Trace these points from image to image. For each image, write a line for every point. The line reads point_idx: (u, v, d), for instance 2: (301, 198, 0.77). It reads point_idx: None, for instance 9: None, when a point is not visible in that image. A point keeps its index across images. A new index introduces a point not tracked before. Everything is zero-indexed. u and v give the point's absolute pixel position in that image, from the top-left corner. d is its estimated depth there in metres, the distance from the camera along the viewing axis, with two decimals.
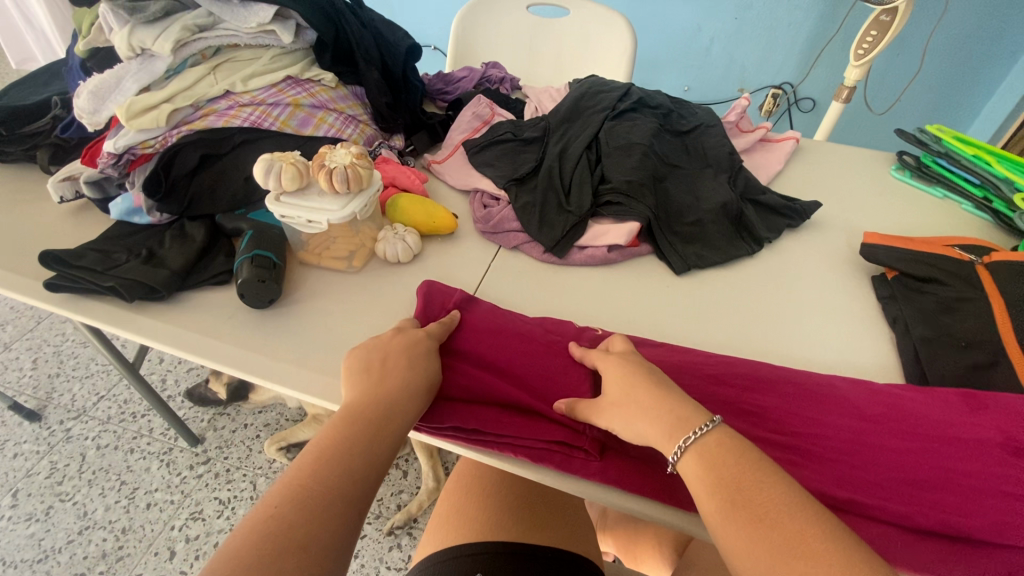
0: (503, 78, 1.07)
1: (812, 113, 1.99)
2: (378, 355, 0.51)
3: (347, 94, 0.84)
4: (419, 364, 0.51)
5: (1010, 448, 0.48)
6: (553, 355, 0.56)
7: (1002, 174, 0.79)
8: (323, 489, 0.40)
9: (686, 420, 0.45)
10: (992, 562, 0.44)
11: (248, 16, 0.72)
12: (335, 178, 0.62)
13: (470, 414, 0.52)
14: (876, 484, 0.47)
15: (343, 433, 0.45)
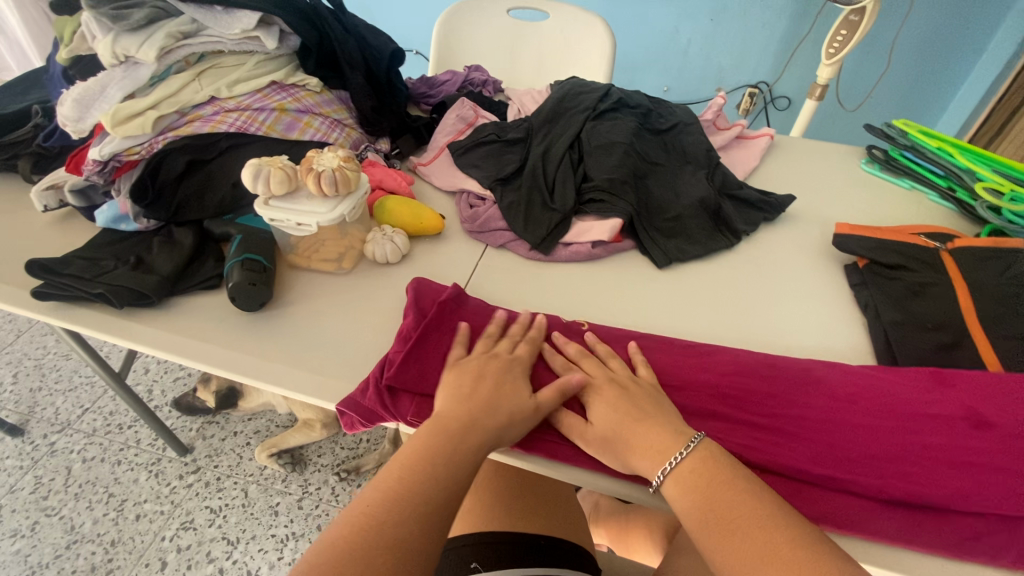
0: (486, 81, 1.09)
1: (787, 111, 2.04)
2: (473, 372, 0.52)
3: (332, 98, 0.85)
4: (510, 385, 0.51)
5: (973, 421, 0.51)
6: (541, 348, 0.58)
7: (964, 166, 0.83)
8: (410, 497, 0.41)
9: (670, 440, 0.47)
10: (957, 530, 0.47)
11: (232, 22, 0.73)
12: (323, 181, 0.63)
13: None
14: (852, 461, 0.49)
15: (440, 441, 0.46)
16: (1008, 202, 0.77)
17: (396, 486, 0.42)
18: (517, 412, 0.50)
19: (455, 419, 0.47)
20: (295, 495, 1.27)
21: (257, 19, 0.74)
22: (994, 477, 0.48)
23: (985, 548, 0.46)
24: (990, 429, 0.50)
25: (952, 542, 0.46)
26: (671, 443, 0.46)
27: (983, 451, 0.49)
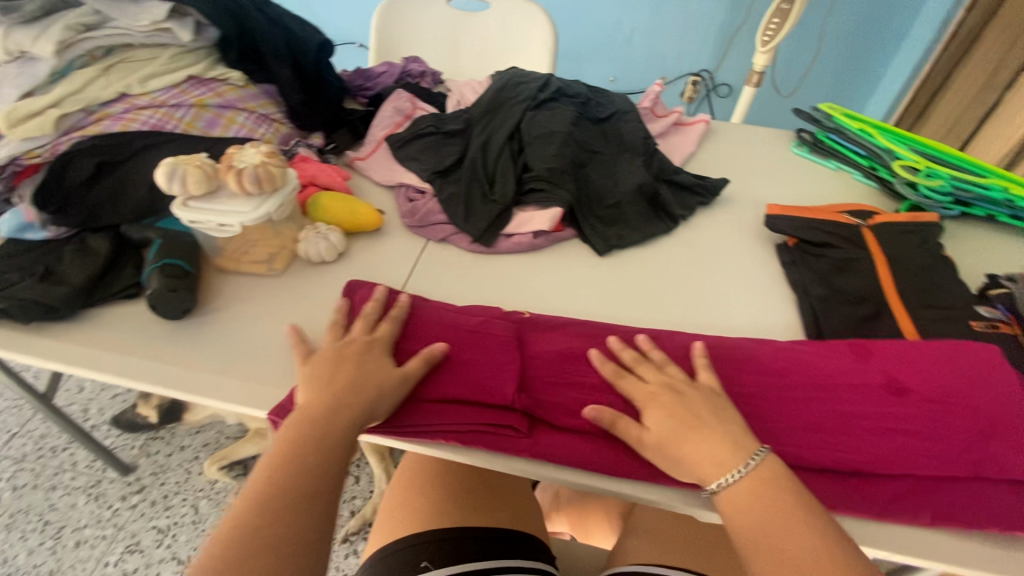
0: (425, 72, 1.06)
1: (729, 99, 2.10)
2: (331, 360, 0.51)
3: (257, 92, 0.83)
4: (370, 361, 0.51)
5: (892, 388, 0.54)
6: (481, 344, 0.56)
7: (884, 145, 0.87)
8: (280, 496, 0.42)
9: (730, 455, 0.47)
10: (879, 492, 0.49)
11: (140, 14, 0.69)
12: (244, 179, 0.61)
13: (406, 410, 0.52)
14: (781, 433, 0.51)
15: (297, 435, 0.45)
16: (923, 178, 0.81)
17: (266, 488, 0.42)
18: (384, 391, 0.50)
19: (320, 407, 0.47)
20: None
21: (167, 10, 0.71)
22: (911, 440, 0.51)
23: (907, 506, 0.49)
24: (907, 395, 0.53)
25: (877, 503, 0.49)
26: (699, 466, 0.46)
27: (902, 416, 0.52)
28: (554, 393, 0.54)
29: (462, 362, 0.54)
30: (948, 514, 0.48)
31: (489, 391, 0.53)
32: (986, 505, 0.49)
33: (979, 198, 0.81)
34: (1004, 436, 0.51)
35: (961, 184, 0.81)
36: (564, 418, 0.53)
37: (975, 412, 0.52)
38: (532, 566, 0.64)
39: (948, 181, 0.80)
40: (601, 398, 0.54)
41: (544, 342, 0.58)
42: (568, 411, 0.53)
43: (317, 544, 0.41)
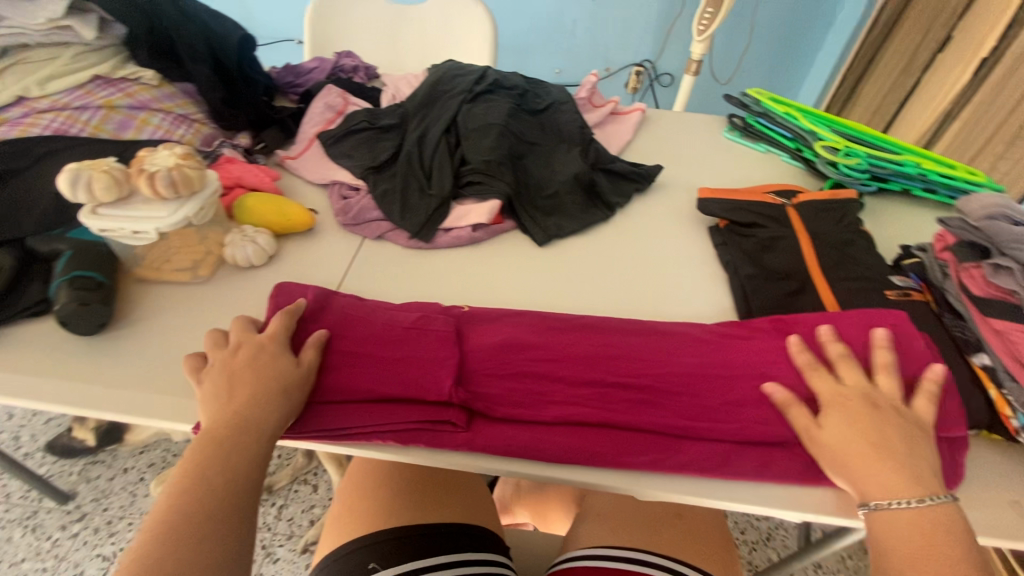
0: (357, 67, 1.04)
1: (672, 88, 2.15)
2: (226, 373, 0.49)
3: (174, 92, 0.78)
4: (271, 366, 0.49)
5: (811, 358, 0.55)
6: (414, 342, 0.55)
7: (808, 127, 0.91)
8: (185, 519, 0.40)
9: (904, 483, 0.45)
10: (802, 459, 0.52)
11: (35, 11, 0.66)
12: (158, 182, 0.57)
13: (337, 414, 0.51)
14: (712, 408, 0.53)
15: (202, 455, 0.43)
16: (843, 157, 0.85)
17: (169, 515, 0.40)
18: (286, 388, 0.49)
19: (224, 423, 0.45)
20: None
21: (65, 7, 0.67)
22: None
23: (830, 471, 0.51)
24: (827, 364, 0.55)
25: (799, 469, 0.52)
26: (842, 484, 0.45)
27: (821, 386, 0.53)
28: (495, 384, 0.54)
29: (395, 362, 0.53)
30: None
31: (425, 389, 0.52)
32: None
33: (894, 174, 0.85)
34: (924, 397, 0.52)
35: (877, 161, 0.85)
36: (501, 409, 0.53)
37: (893, 376, 0.53)
38: (482, 560, 0.63)
39: (866, 159, 0.84)
40: (540, 386, 0.54)
41: (481, 334, 0.57)
42: (507, 400, 0.53)
43: (231, 566, 0.40)
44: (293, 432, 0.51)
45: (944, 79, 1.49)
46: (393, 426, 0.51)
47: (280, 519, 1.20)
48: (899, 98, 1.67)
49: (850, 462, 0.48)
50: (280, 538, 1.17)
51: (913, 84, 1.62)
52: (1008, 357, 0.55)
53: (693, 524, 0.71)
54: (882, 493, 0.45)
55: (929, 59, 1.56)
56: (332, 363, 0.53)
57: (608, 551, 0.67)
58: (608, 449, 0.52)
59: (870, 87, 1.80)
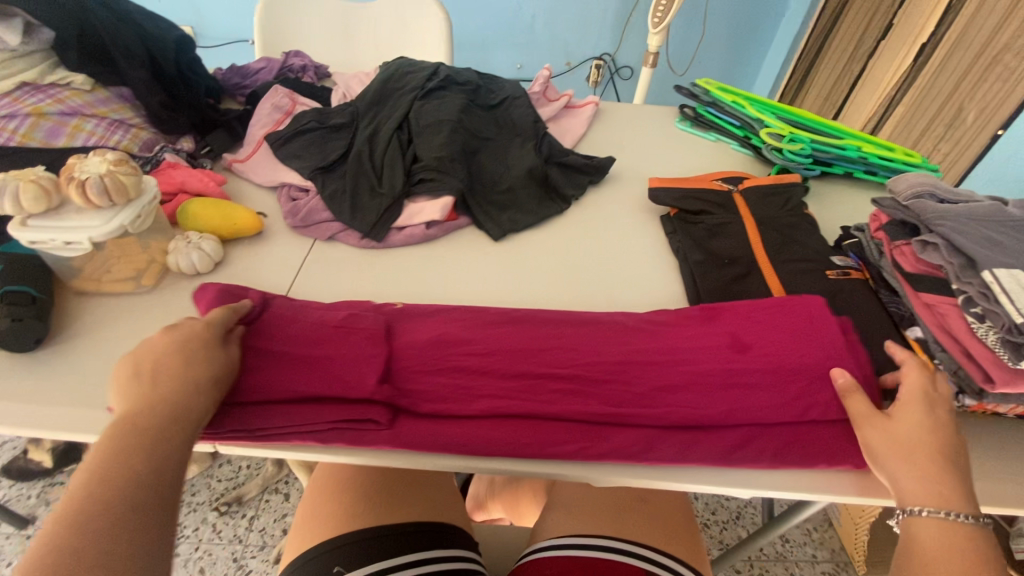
0: (306, 67, 1.02)
1: (633, 81, 2.18)
2: (151, 360, 0.45)
3: (108, 96, 0.75)
4: (204, 357, 0.46)
5: (734, 345, 0.56)
6: (339, 344, 0.54)
7: (754, 115, 0.93)
8: (105, 517, 0.36)
9: (950, 498, 0.45)
10: (750, 439, 0.53)
11: None
12: (89, 191, 0.56)
13: (257, 414, 0.50)
14: (663, 393, 0.55)
15: (121, 445, 0.40)
16: (788, 143, 0.88)
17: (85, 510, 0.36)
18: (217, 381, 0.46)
19: (149, 413, 0.42)
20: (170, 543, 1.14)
21: None
22: (753, 394, 0.54)
23: (753, 455, 0.53)
24: (750, 351, 0.55)
25: (747, 452, 0.53)
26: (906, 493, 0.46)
27: (743, 371, 0.54)
28: (420, 381, 0.54)
29: (318, 363, 0.52)
30: (784, 458, 0.53)
31: (349, 387, 0.52)
32: (821, 445, 0.53)
33: (837, 157, 0.88)
34: (844, 379, 0.54)
35: (820, 145, 0.88)
36: (427, 405, 0.54)
37: (808, 359, 0.54)
38: (447, 556, 0.63)
39: (808, 145, 0.87)
40: (467, 380, 0.54)
41: (412, 331, 0.57)
42: (435, 396, 0.54)
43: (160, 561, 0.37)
44: (211, 435, 0.49)
45: (888, 64, 1.55)
46: (321, 423, 0.51)
47: (252, 531, 1.17)
48: (847, 84, 1.73)
49: (901, 468, 0.48)
50: (252, 549, 1.14)
51: (859, 70, 1.68)
52: (936, 328, 0.57)
53: (656, 508, 0.72)
54: (928, 501, 0.45)
55: (873, 46, 1.62)
56: (255, 363, 0.51)
57: (574, 539, 0.67)
58: (561, 437, 0.53)
59: (820, 74, 1.86)
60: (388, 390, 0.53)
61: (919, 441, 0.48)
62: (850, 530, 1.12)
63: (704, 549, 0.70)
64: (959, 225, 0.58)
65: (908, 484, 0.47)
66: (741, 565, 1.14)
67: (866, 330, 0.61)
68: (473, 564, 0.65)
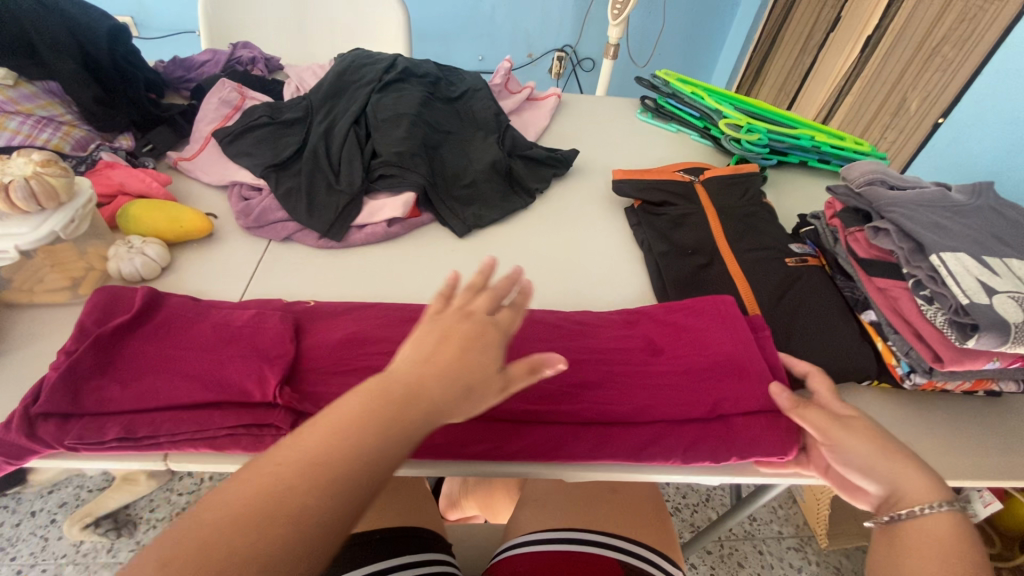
0: (256, 59, 0.97)
1: (594, 73, 2.19)
2: (436, 334, 0.37)
3: (34, 91, 0.69)
4: (477, 359, 0.36)
5: (650, 348, 0.59)
6: (240, 353, 0.53)
7: (713, 106, 0.94)
8: (273, 501, 0.29)
9: (926, 491, 0.43)
10: (715, 429, 0.54)
11: None
12: (13, 195, 0.51)
13: (149, 421, 0.49)
14: (628, 387, 0.55)
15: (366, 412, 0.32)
16: (745, 133, 0.89)
17: (264, 484, 0.29)
18: (471, 398, 0.35)
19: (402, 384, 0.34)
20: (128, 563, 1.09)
21: None
22: (655, 385, 0.55)
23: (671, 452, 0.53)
24: (661, 355, 0.58)
25: (714, 442, 0.53)
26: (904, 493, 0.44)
27: (655, 369, 0.56)
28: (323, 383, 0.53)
29: (208, 369, 0.52)
30: (697, 454, 0.53)
31: (247, 393, 0.51)
32: (726, 438, 0.53)
33: (792, 147, 0.91)
34: (747, 369, 0.55)
35: (776, 135, 0.90)
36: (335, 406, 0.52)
37: (712, 350, 0.58)
38: (419, 560, 0.62)
39: (765, 135, 0.89)
40: None
41: (325, 333, 0.57)
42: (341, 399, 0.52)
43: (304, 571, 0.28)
44: (92, 445, 0.48)
45: (838, 55, 1.61)
46: (221, 429, 0.50)
47: None
48: (800, 75, 1.78)
49: (883, 467, 0.46)
50: None
51: (811, 61, 1.73)
52: (889, 311, 0.59)
53: (626, 499, 0.73)
54: (912, 500, 0.43)
55: (823, 38, 1.68)
56: (150, 372, 0.51)
57: (548, 534, 0.67)
58: (531, 436, 0.52)
59: (774, 65, 1.91)
60: (291, 394, 0.51)
61: (879, 437, 0.48)
62: (814, 507, 1.17)
63: (674, 537, 0.71)
64: (908, 211, 0.61)
65: (899, 484, 0.45)
66: (712, 546, 1.17)
67: (824, 314, 0.63)
68: (448, 566, 0.64)
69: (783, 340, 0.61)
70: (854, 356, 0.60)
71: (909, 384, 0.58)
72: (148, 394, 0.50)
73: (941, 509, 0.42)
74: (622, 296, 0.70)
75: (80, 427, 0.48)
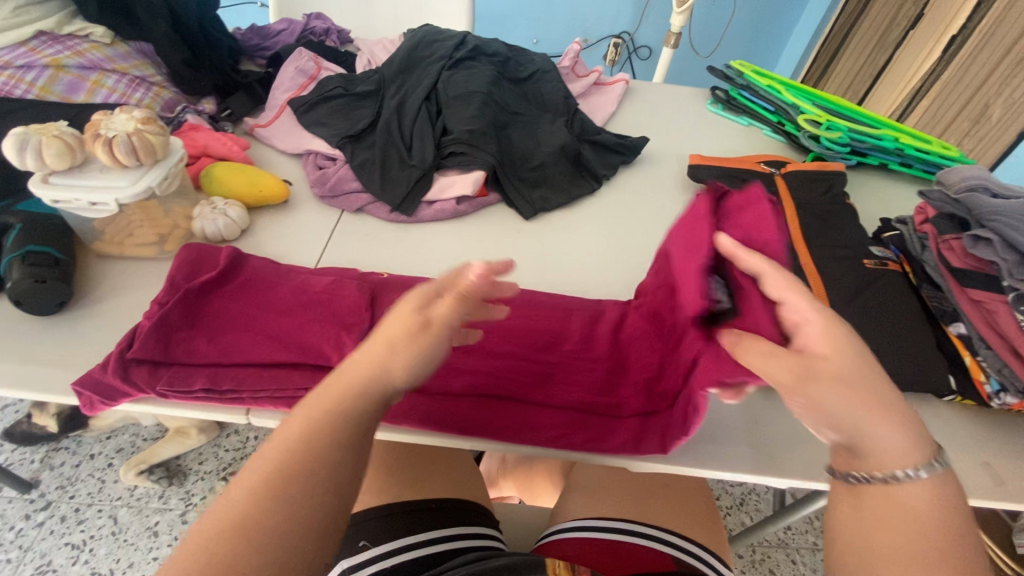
0: (329, 30, 0.98)
1: (650, 61, 2.13)
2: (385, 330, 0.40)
3: (129, 52, 0.72)
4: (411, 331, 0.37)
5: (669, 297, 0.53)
6: (318, 319, 0.54)
7: (790, 100, 0.91)
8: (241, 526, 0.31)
9: (907, 449, 0.35)
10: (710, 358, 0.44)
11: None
12: (116, 149, 0.53)
13: (232, 375, 0.51)
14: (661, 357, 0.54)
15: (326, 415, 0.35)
16: (824, 131, 0.86)
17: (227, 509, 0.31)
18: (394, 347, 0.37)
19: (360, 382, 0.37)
20: (177, 510, 1.14)
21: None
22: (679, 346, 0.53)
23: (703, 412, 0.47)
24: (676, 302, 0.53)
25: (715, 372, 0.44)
26: (888, 459, 0.35)
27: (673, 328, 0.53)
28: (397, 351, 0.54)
29: (289, 331, 0.53)
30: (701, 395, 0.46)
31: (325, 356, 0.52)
32: (728, 362, 0.42)
33: (873, 148, 0.86)
34: (684, 282, 0.43)
35: (857, 134, 0.86)
36: None
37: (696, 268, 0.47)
38: (472, 533, 0.63)
39: (846, 133, 0.85)
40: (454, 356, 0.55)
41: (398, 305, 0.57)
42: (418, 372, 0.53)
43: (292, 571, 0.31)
44: (180, 394, 0.49)
45: (915, 54, 1.52)
46: (299, 388, 0.51)
47: None
48: (871, 74, 1.70)
49: (864, 425, 0.35)
50: None
51: (885, 60, 1.64)
52: (984, 324, 0.57)
53: (679, 493, 0.72)
54: (894, 463, 0.35)
55: (901, 36, 1.59)
56: (234, 330, 0.53)
57: (600, 521, 0.67)
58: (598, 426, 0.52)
59: (843, 63, 1.82)
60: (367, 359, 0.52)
61: (865, 378, 0.36)
62: None
63: (724, 534, 0.71)
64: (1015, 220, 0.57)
65: (879, 441, 0.35)
66: (743, 550, 1.15)
67: (901, 318, 0.60)
68: (496, 541, 0.65)
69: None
70: (931, 366, 0.57)
71: (996, 404, 0.56)
72: (232, 350, 0.52)
73: (921, 474, 0.35)
74: None
75: (170, 375, 0.50)
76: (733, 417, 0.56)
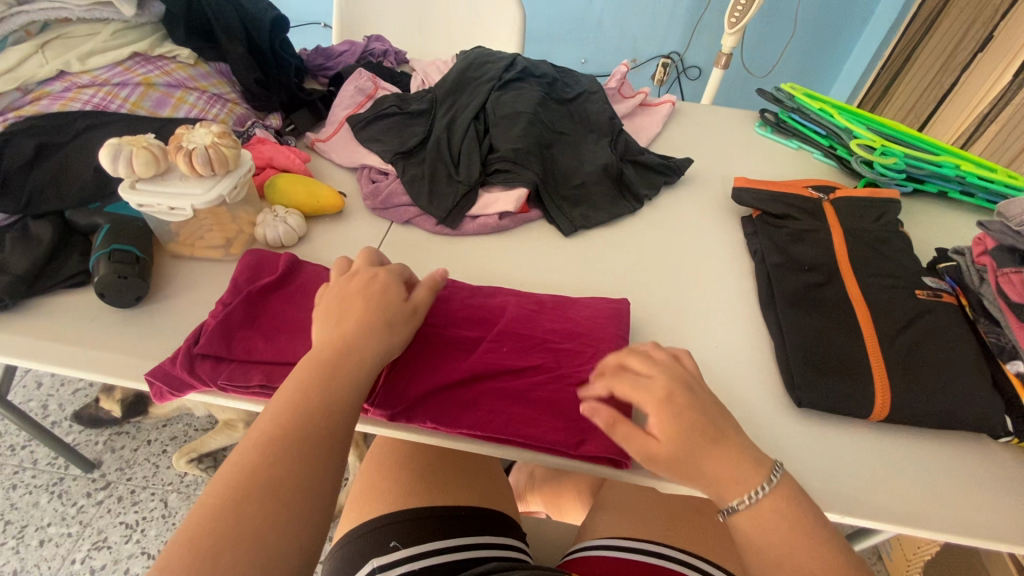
0: (387, 51, 1.04)
1: (699, 81, 2.12)
2: (335, 298, 0.52)
3: (209, 71, 0.80)
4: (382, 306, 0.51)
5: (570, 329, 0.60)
6: None
7: (843, 124, 0.89)
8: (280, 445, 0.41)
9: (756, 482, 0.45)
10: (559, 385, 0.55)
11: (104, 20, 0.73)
12: (195, 160, 0.59)
13: (283, 372, 0.54)
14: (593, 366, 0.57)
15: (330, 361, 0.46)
16: (879, 156, 0.83)
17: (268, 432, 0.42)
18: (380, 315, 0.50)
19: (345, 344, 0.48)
20: None
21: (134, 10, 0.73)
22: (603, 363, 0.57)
23: (596, 447, 0.51)
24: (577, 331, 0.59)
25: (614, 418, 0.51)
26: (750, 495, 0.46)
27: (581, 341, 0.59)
28: (405, 386, 0.54)
29: None
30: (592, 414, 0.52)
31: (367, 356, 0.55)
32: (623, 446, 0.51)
33: (932, 175, 0.83)
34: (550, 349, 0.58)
35: (914, 161, 0.83)
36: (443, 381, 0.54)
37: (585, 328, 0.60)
38: (499, 543, 0.64)
39: (902, 159, 0.83)
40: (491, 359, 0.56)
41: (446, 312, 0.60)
42: (428, 406, 0.53)
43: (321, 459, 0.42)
44: (238, 387, 0.53)
45: (984, 78, 1.45)
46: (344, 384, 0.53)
47: None
48: (935, 98, 1.62)
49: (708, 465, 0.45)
50: None
51: (951, 83, 1.56)
52: None
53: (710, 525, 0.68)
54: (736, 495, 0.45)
55: (968, 59, 1.51)
56: (287, 331, 0.57)
57: (630, 542, 0.66)
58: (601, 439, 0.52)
59: (906, 84, 1.75)
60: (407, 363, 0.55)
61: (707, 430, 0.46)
62: (901, 568, 1.05)
63: None
64: None
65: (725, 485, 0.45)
66: None
67: (959, 355, 0.58)
68: (523, 554, 0.66)
69: (897, 373, 0.57)
70: (989, 409, 0.55)
71: None
72: (284, 350, 0.55)
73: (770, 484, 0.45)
74: (730, 317, 0.68)
75: (229, 369, 0.53)
76: (770, 444, 0.55)
